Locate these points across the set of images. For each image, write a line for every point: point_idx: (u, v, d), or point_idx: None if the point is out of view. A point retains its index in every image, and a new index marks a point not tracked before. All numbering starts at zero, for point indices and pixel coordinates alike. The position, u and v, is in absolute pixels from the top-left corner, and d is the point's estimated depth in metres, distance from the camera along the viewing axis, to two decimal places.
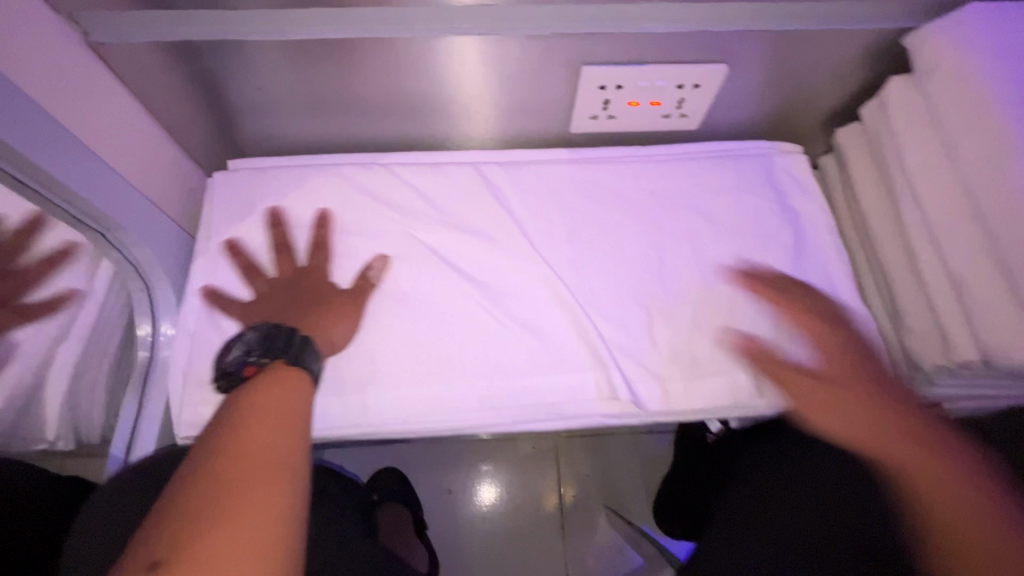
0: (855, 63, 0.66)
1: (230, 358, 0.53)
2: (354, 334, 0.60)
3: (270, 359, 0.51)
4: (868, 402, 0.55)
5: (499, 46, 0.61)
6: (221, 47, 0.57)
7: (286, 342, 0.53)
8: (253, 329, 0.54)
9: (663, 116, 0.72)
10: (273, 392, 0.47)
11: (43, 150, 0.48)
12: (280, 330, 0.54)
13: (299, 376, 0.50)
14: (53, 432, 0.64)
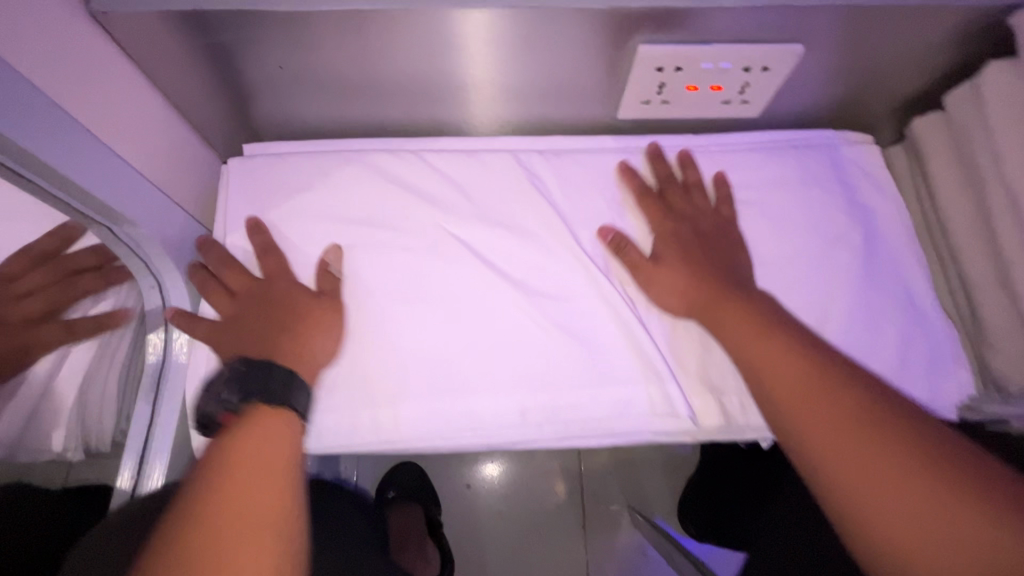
0: (945, 45, 0.59)
1: (207, 402, 0.48)
2: (343, 345, 0.55)
3: (247, 402, 0.46)
4: (798, 358, 0.47)
5: (550, 19, 0.53)
6: (239, 19, 0.51)
7: (267, 382, 0.47)
8: (230, 364, 0.48)
9: (722, 103, 0.65)
10: (267, 434, 0.44)
11: (44, 139, 0.42)
12: (254, 368, 0.48)
13: (289, 423, 0.46)
14: (62, 448, 0.58)
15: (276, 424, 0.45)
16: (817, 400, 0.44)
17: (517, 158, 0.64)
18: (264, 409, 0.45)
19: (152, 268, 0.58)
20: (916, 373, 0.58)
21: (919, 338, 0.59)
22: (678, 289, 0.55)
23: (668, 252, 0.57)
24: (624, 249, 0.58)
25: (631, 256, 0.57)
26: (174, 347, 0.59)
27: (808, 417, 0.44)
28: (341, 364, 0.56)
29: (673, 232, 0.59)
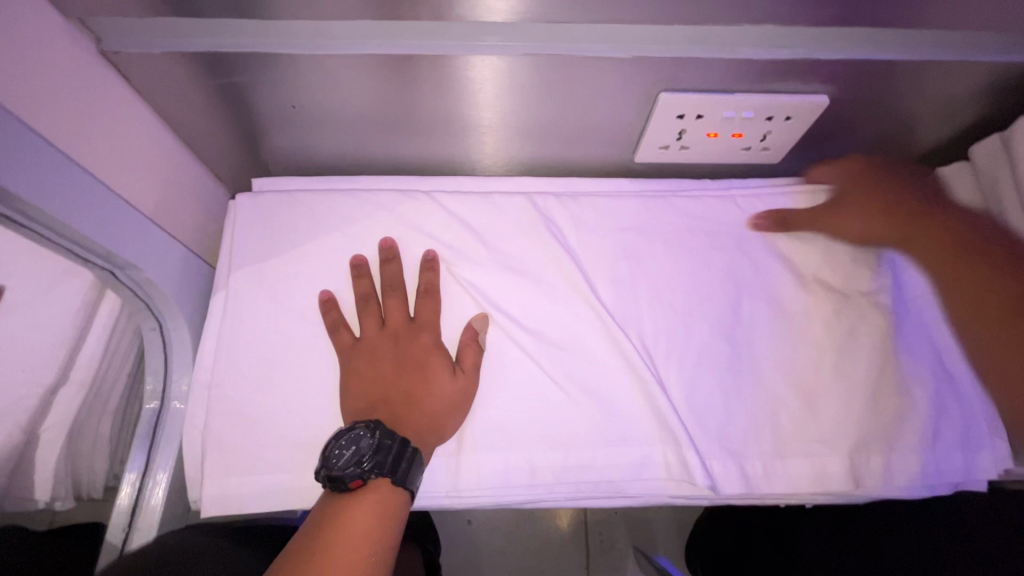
0: (974, 98, 0.58)
1: (337, 460, 0.46)
2: (461, 417, 0.53)
3: (374, 474, 0.45)
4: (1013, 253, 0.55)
5: (569, 68, 0.53)
6: (255, 62, 0.50)
7: (400, 459, 0.46)
8: (367, 426, 0.47)
9: (743, 149, 0.64)
10: (362, 510, 0.45)
11: (45, 186, 0.41)
12: (392, 441, 0.47)
13: (395, 497, 0.46)
14: (47, 492, 0.57)
15: (394, 500, 0.46)
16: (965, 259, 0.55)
17: (533, 202, 0.62)
18: (389, 486, 0.46)
19: (157, 312, 0.56)
20: (949, 446, 0.55)
21: (950, 401, 0.56)
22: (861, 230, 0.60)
23: (848, 198, 0.61)
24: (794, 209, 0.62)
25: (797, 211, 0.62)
26: (172, 394, 0.57)
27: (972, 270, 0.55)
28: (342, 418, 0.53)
29: (849, 178, 0.61)
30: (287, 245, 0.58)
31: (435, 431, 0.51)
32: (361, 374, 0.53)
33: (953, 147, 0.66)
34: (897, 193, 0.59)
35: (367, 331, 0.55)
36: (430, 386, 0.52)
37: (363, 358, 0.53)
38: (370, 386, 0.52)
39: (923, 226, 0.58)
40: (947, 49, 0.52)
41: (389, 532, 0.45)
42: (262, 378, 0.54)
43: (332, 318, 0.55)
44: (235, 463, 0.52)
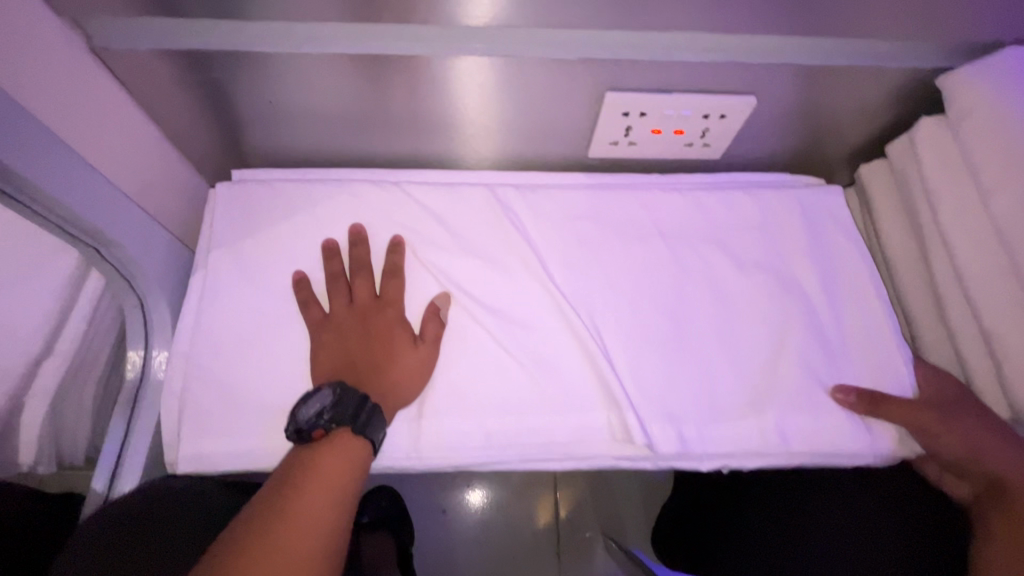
0: (885, 101, 0.65)
1: (302, 413, 0.50)
2: (423, 385, 0.57)
3: (338, 426, 0.50)
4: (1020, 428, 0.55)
5: (521, 69, 0.58)
6: (234, 60, 0.55)
7: (358, 409, 0.51)
8: (330, 386, 0.52)
9: (685, 145, 0.70)
10: (332, 460, 0.49)
11: (38, 166, 0.45)
12: (353, 396, 0.51)
13: (359, 450, 0.50)
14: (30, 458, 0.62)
15: (354, 446, 0.50)
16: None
17: (494, 193, 0.67)
18: (348, 434, 0.50)
19: (139, 290, 0.59)
20: None
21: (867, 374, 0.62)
22: (967, 442, 0.56)
23: (960, 412, 0.57)
24: (879, 407, 0.59)
25: (887, 411, 0.58)
26: (152, 365, 0.60)
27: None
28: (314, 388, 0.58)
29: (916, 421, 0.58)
30: (262, 229, 0.63)
31: (398, 397, 0.56)
32: (329, 344, 0.57)
33: (876, 146, 0.73)
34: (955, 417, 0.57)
35: (338, 308, 0.59)
36: (396, 356, 0.57)
37: (332, 330, 0.58)
38: (337, 354, 0.57)
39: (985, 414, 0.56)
40: (857, 56, 0.58)
41: (348, 478, 0.49)
42: (238, 352, 0.58)
43: (302, 294, 0.59)
44: (213, 427, 0.56)
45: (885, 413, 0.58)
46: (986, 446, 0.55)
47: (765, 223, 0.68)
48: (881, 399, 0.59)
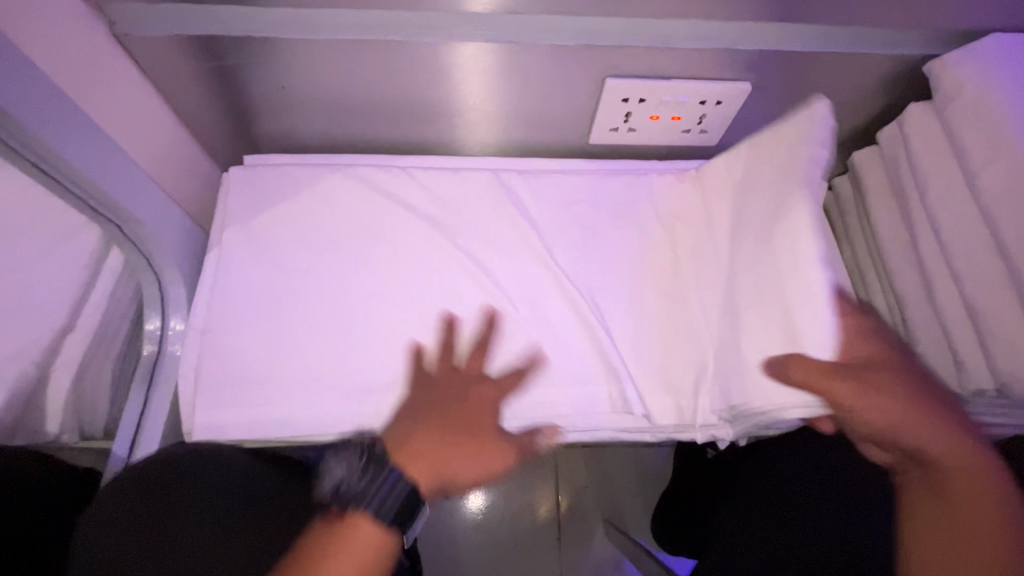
0: (875, 88, 0.67)
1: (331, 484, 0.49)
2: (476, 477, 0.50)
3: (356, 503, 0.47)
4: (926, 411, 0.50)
5: (524, 55, 0.61)
6: (249, 45, 0.57)
7: (383, 494, 0.47)
8: (363, 451, 0.50)
9: (682, 132, 0.72)
10: (341, 548, 0.45)
11: (64, 141, 0.48)
12: (380, 471, 0.48)
13: (372, 535, 0.46)
14: (56, 424, 0.64)
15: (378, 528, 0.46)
16: (975, 480, 0.49)
17: (498, 177, 0.70)
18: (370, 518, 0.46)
19: (156, 266, 0.63)
20: None
21: None
22: (892, 416, 0.50)
23: (877, 378, 0.51)
24: (801, 378, 0.50)
25: (840, 390, 0.50)
26: (169, 338, 0.63)
27: (959, 487, 0.49)
28: (323, 360, 0.60)
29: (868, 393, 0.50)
30: (275, 211, 0.65)
31: (451, 477, 0.50)
32: (416, 394, 0.55)
33: (867, 133, 0.76)
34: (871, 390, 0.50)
35: (438, 376, 0.57)
36: (474, 447, 0.51)
37: (422, 386, 0.56)
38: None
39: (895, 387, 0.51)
40: (847, 42, 0.60)
41: (375, 561, 0.46)
42: (254, 327, 0.61)
43: (416, 356, 0.59)
44: (231, 397, 0.59)
45: (810, 384, 0.50)
46: (893, 418, 0.50)
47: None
48: (798, 367, 0.51)
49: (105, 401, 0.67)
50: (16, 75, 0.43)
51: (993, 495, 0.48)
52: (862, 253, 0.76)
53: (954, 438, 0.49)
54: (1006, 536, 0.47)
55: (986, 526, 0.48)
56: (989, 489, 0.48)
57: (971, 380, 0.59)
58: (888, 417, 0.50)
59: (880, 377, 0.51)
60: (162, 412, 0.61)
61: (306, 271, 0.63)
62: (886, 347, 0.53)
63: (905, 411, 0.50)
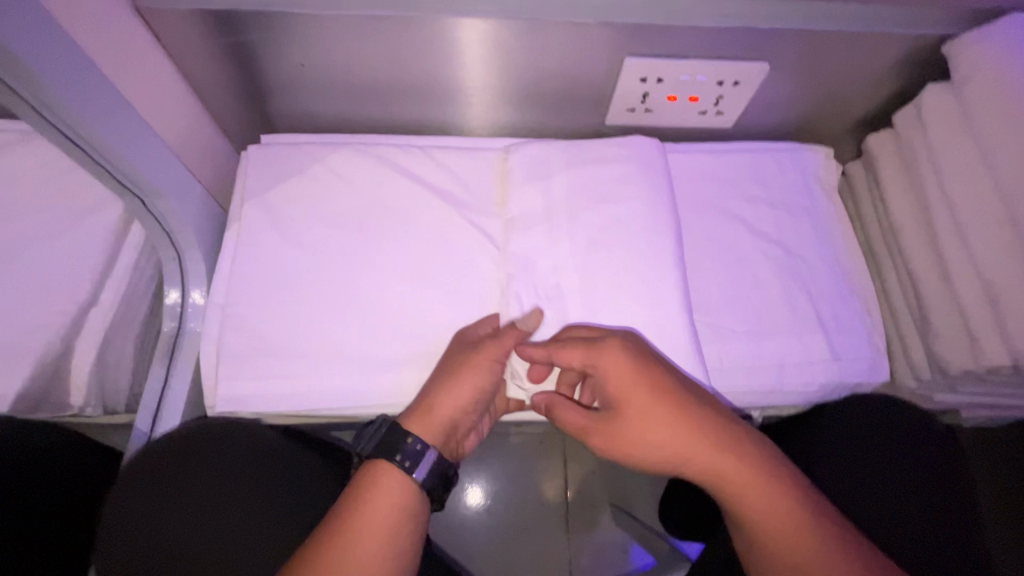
0: (893, 69, 0.67)
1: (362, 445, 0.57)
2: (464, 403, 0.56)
3: (375, 451, 0.54)
4: (679, 419, 0.52)
5: (543, 34, 0.61)
6: (270, 21, 0.57)
7: (395, 439, 0.53)
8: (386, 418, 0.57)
9: (699, 113, 0.72)
10: (378, 480, 0.52)
11: (90, 112, 0.48)
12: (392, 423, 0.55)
13: (396, 471, 0.53)
14: (81, 399, 0.66)
15: (400, 484, 0.52)
16: (741, 489, 0.51)
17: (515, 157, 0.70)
18: (394, 471, 0.53)
19: (176, 241, 0.64)
20: (860, 359, 0.65)
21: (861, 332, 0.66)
22: (660, 444, 0.52)
23: (631, 403, 0.53)
24: (562, 411, 0.56)
25: (573, 421, 0.56)
26: (189, 313, 0.65)
27: (734, 490, 0.51)
28: (343, 335, 0.61)
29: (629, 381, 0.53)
30: (293, 188, 0.66)
31: (447, 419, 0.56)
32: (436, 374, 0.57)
33: (882, 116, 0.76)
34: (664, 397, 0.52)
35: (456, 342, 0.59)
36: (498, 349, 0.56)
37: (445, 364, 0.57)
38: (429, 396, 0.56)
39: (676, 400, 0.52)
40: (866, 22, 0.61)
41: (438, 427, 0.55)
42: (274, 302, 0.61)
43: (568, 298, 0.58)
44: (251, 369, 0.59)
45: (564, 420, 0.56)
46: (665, 441, 0.52)
47: (762, 184, 0.73)
48: (563, 407, 0.55)
49: (126, 375, 0.68)
50: (43, 42, 0.43)
51: (767, 489, 0.51)
52: (873, 232, 0.76)
53: (734, 448, 0.52)
54: (791, 527, 0.50)
55: (765, 521, 0.51)
56: (767, 487, 0.51)
57: (985, 357, 0.59)
58: (664, 442, 0.52)
59: (658, 408, 0.52)
60: (185, 382, 0.63)
61: (326, 247, 0.64)
62: (653, 380, 0.52)
63: (681, 435, 0.52)
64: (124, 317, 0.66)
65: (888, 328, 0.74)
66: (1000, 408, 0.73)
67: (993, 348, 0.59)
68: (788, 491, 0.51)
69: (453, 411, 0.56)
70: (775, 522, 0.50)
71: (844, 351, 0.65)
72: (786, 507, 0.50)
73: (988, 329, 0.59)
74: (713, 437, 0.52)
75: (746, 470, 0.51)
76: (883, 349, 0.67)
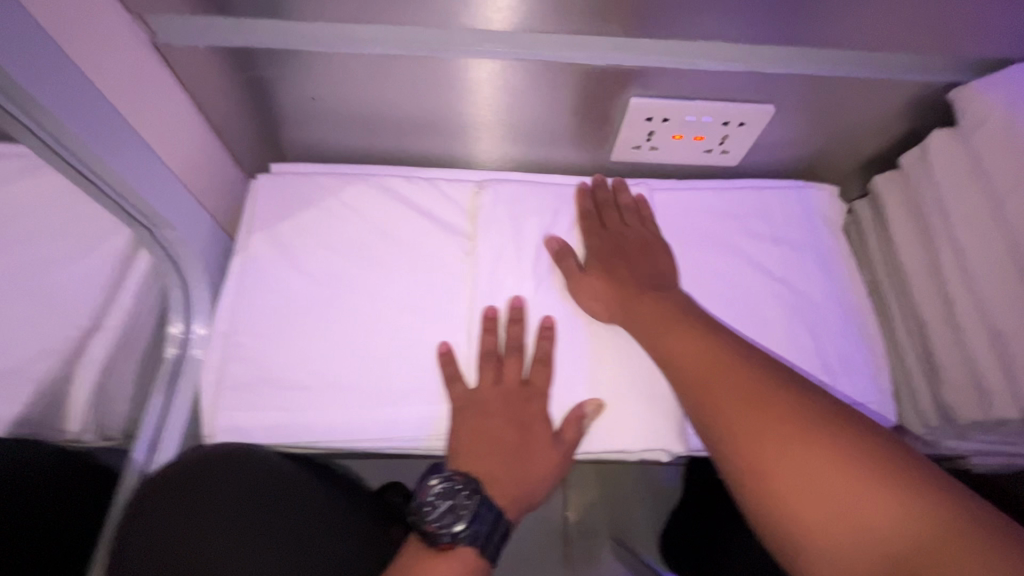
0: (899, 112, 0.67)
1: (435, 514, 0.53)
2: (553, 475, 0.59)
3: (463, 537, 0.53)
4: (613, 278, 0.63)
5: (549, 73, 0.61)
6: (284, 59, 0.58)
7: (490, 530, 0.54)
8: (465, 482, 0.55)
9: (704, 152, 0.73)
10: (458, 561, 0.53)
11: (103, 146, 0.50)
12: (487, 508, 0.54)
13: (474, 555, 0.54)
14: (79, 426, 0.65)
15: (474, 565, 0.53)
16: (683, 362, 0.54)
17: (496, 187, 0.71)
18: (472, 552, 0.53)
19: None
20: (861, 401, 0.64)
21: (867, 377, 0.66)
22: (604, 296, 0.62)
23: (595, 261, 0.64)
24: (565, 259, 0.64)
25: (565, 267, 0.64)
26: None
27: (710, 391, 0.50)
28: (342, 367, 0.61)
29: (601, 245, 0.65)
30: (301, 219, 0.67)
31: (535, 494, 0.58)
32: (488, 435, 0.58)
33: (890, 157, 0.76)
34: (613, 257, 0.64)
35: (483, 383, 0.60)
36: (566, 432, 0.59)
37: (498, 417, 0.59)
38: (506, 456, 0.58)
39: (614, 263, 0.64)
40: (869, 68, 0.61)
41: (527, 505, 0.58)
42: (275, 331, 0.62)
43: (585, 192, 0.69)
44: (250, 402, 0.60)
45: (567, 269, 0.64)
46: (690, 355, 0.53)
47: (766, 222, 0.72)
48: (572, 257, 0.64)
49: (126, 400, 0.69)
50: (62, 84, 0.45)
51: (735, 380, 0.50)
52: (882, 273, 0.75)
53: (675, 313, 0.57)
54: (772, 429, 0.45)
55: (734, 409, 0.48)
56: (721, 369, 0.51)
57: (994, 409, 0.58)
58: (684, 350, 0.54)
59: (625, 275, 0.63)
60: None
61: (329, 278, 0.64)
62: (616, 251, 0.65)
63: (621, 297, 0.61)
64: (129, 342, 0.68)
65: (896, 369, 0.73)
66: (1009, 456, 0.72)
67: (1001, 400, 0.58)
68: (748, 375, 0.50)
69: (541, 483, 0.58)
70: (754, 418, 0.47)
71: (851, 395, 0.64)
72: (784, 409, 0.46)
73: (997, 380, 0.58)
74: (648, 296, 0.60)
75: (699, 348, 0.53)
76: (890, 395, 0.66)
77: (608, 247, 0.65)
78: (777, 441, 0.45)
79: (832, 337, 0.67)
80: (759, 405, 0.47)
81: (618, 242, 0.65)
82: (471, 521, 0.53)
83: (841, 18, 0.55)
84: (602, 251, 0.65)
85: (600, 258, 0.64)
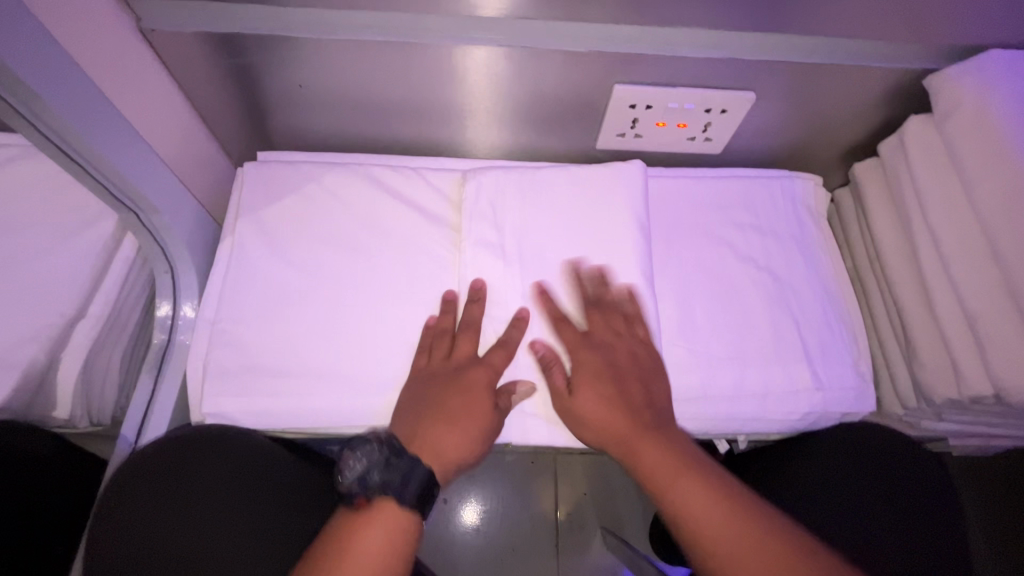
0: (877, 99, 0.69)
1: (349, 470, 0.54)
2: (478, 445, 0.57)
3: (376, 491, 0.53)
4: (612, 404, 0.58)
5: (533, 60, 0.62)
6: (270, 45, 0.59)
7: (404, 484, 0.53)
8: (379, 440, 0.55)
9: (687, 139, 0.74)
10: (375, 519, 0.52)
11: (90, 129, 0.50)
12: (400, 459, 0.54)
13: (393, 509, 0.53)
14: (67, 411, 0.66)
15: (394, 520, 0.53)
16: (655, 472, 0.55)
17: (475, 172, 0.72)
18: (390, 505, 0.53)
19: (169, 255, 0.66)
20: (838, 382, 0.66)
21: (846, 358, 0.67)
22: (598, 424, 0.57)
23: (583, 381, 0.59)
24: (550, 369, 0.60)
25: (553, 382, 0.60)
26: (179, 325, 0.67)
27: (675, 495, 0.54)
28: (327, 351, 0.62)
29: (591, 360, 0.60)
30: (288, 205, 0.67)
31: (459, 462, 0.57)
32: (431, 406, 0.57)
33: (870, 145, 0.77)
34: (608, 376, 0.59)
35: (436, 357, 0.61)
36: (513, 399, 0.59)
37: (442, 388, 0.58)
38: (436, 420, 0.57)
39: (602, 382, 0.59)
40: (847, 55, 0.62)
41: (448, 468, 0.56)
42: (262, 316, 0.62)
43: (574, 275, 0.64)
44: (238, 386, 0.60)
45: (552, 382, 0.60)
46: (651, 455, 0.56)
47: (750, 211, 0.74)
48: (559, 370, 0.60)
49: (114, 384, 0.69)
50: (48, 65, 0.45)
51: (697, 486, 0.54)
52: (862, 258, 0.77)
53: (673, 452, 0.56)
54: (731, 532, 0.51)
55: (700, 518, 0.53)
56: (686, 474, 0.54)
57: (968, 387, 0.60)
58: (685, 495, 0.54)
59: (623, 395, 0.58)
60: (168, 390, 0.64)
61: (316, 263, 0.65)
62: (608, 366, 0.60)
63: (617, 419, 0.57)
64: (116, 326, 0.68)
65: (876, 352, 0.74)
66: (985, 437, 0.73)
67: (975, 378, 0.59)
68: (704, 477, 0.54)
69: (467, 454, 0.57)
70: (710, 524, 0.52)
71: (829, 378, 0.66)
72: (750, 529, 0.51)
73: (971, 360, 0.60)
74: (645, 428, 0.57)
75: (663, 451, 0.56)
76: (868, 376, 0.68)
77: (596, 357, 0.60)
78: (736, 541, 0.51)
79: (812, 319, 0.68)
80: (716, 507, 0.53)
81: (605, 355, 0.60)
82: (382, 473, 0.53)
83: (818, 5, 0.56)
84: (592, 366, 0.59)
85: (592, 367, 0.59)
